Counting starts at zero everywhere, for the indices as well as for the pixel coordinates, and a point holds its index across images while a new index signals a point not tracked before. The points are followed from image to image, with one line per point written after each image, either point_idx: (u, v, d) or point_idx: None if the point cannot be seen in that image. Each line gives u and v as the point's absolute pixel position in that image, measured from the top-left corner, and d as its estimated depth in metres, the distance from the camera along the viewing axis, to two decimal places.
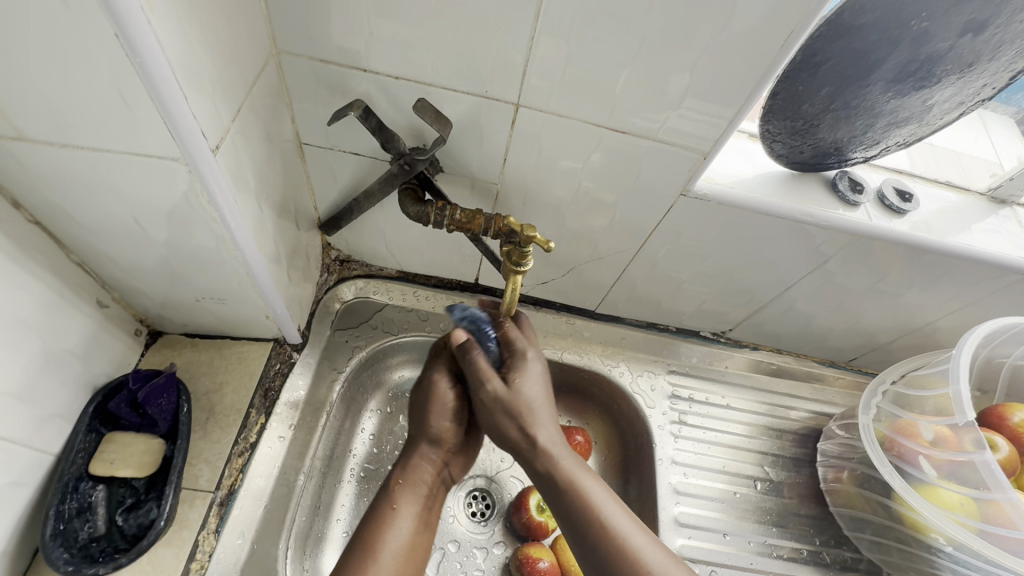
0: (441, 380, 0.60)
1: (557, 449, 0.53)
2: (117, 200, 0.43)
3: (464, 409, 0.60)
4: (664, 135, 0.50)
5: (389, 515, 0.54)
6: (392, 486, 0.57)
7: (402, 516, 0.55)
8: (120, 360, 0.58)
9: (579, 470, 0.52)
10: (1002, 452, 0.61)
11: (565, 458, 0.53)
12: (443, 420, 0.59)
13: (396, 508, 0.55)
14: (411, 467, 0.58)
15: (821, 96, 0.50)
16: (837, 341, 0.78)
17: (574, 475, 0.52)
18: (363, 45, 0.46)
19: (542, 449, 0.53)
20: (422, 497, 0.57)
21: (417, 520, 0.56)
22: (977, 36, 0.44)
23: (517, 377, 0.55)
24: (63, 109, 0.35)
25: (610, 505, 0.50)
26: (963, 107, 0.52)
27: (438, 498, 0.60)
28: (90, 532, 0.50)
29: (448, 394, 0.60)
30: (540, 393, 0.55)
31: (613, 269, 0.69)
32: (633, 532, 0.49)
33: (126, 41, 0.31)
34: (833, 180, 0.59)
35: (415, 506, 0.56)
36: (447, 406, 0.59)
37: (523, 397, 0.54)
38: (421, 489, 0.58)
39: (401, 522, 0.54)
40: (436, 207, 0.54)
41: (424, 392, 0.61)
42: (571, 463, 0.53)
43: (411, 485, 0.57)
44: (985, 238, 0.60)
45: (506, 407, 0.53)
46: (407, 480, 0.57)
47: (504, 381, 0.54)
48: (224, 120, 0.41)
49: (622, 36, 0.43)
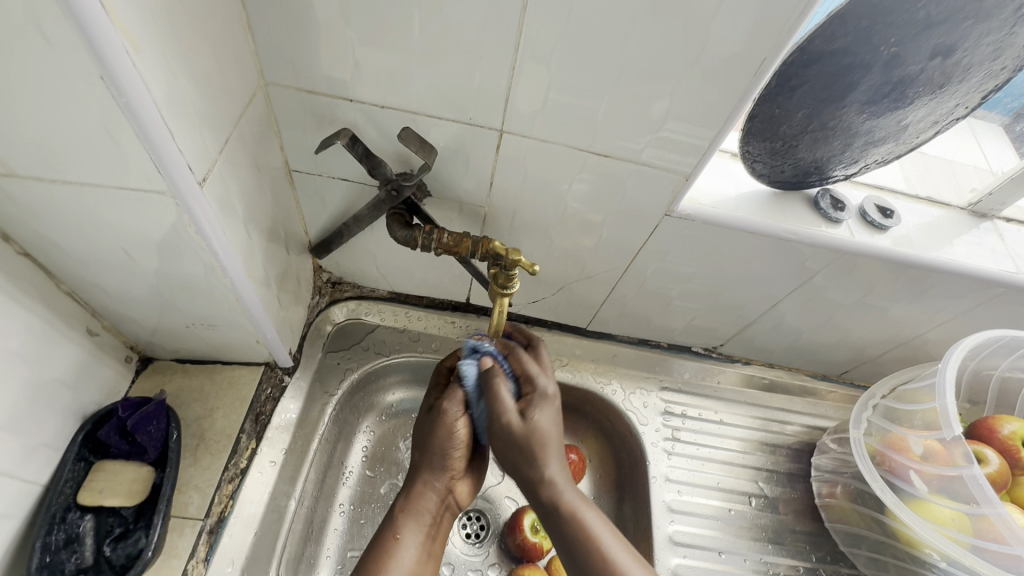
0: (451, 408, 0.58)
1: (563, 483, 0.53)
2: (106, 231, 0.43)
3: (465, 442, 0.59)
4: (646, 158, 0.51)
5: (392, 544, 0.54)
6: (394, 515, 0.56)
7: (406, 545, 0.54)
8: (109, 387, 0.58)
9: (580, 502, 0.52)
10: (992, 465, 0.61)
11: (568, 491, 0.53)
12: (450, 449, 0.58)
13: (400, 536, 0.55)
14: (415, 496, 0.58)
15: (798, 118, 0.51)
16: (827, 355, 0.78)
17: (576, 508, 0.51)
18: (349, 75, 0.47)
19: (548, 483, 0.52)
20: (425, 526, 0.56)
21: (420, 550, 0.55)
22: (946, 59, 0.46)
23: (535, 410, 0.54)
24: (51, 146, 0.36)
25: (609, 539, 0.50)
26: (938, 126, 0.53)
27: (442, 525, 0.59)
28: (77, 563, 0.50)
29: (458, 425, 0.58)
30: (553, 427, 0.55)
31: (603, 287, 0.69)
32: (621, 554, 0.48)
33: (112, 82, 0.31)
34: (815, 198, 0.60)
35: (418, 534, 0.55)
36: (455, 437, 0.58)
37: (539, 432, 0.53)
38: (425, 518, 0.57)
39: (404, 552, 0.54)
40: (424, 230, 0.54)
41: (429, 422, 0.59)
42: (573, 496, 0.52)
43: (415, 514, 0.56)
44: (967, 252, 0.61)
45: (517, 441, 0.53)
46: (408, 509, 0.57)
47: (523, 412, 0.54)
48: (212, 152, 0.41)
49: (602, 65, 0.44)
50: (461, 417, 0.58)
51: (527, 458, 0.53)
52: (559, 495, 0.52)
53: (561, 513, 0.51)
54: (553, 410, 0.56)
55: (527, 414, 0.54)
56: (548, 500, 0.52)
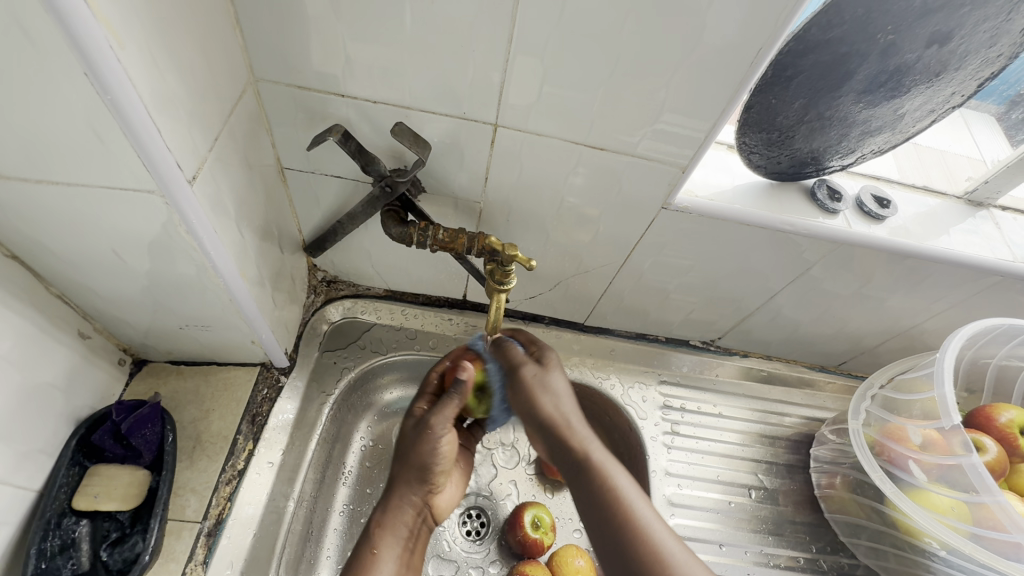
0: (439, 425, 0.57)
1: (587, 436, 0.52)
2: (94, 231, 0.42)
3: (447, 457, 0.58)
4: (642, 151, 0.51)
5: (370, 560, 0.52)
6: (372, 530, 0.55)
7: (383, 560, 0.53)
8: (103, 390, 0.57)
9: (608, 459, 0.50)
10: (990, 453, 0.61)
11: (593, 443, 0.51)
12: (430, 465, 0.57)
13: (377, 551, 0.53)
14: (392, 509, 0.56)
15: (795, 108, 0.50)
16: (825, 346, 0.78)
17: (603, 462, 0.49)
18: (340, 70, 0.46)
19: (572, 429, 0.52)
20: (403, 539, 0.56)
21: (399, 563, 0.54)
22: (943, 46, 0.45)
23: (550, 365, 0.57)
24: (38, 145, 0.35)
25: (632, 493, 0.47)
26: (934, 114, 0.53)
27: (419, 539, 0.58)
28: (73, 569, 0.49)
29: (441, 442, 0.57)
30: (566, 390, 0.56)
31: (600, 281, 0.69)
32: (656, 521, 0.44)
33: (96, 78, 0.31)
34: (812, 189, 0.60)
35: (397, 549, 0.54)
36: (438, 453, 0.57)
37: (553, 387, 0.56)
38: (403, 531, 0.56)
39: (383, 565, 0.53)
40: (418, 227, 0.54)
41: (416, 435, 0.58)
42: (599, 452, 0.50)
43: (393, 528, 0.55)
44: (964, 241, 0.61)
45: (537, 385, 0.55)
46: (387, 523, 0.55)
47: (537, 368, 0.57)
48: (201, 150, 0.41)
49: (597, 57, 0.43)
50: (446, 436, 0.57)
51: (547, 405, 0.54)
52: (585, 442, 0.51)
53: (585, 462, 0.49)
54: (566, 389, 0.56)
55: (540, 364, 0.58)
56: (574, 449, 0.51)
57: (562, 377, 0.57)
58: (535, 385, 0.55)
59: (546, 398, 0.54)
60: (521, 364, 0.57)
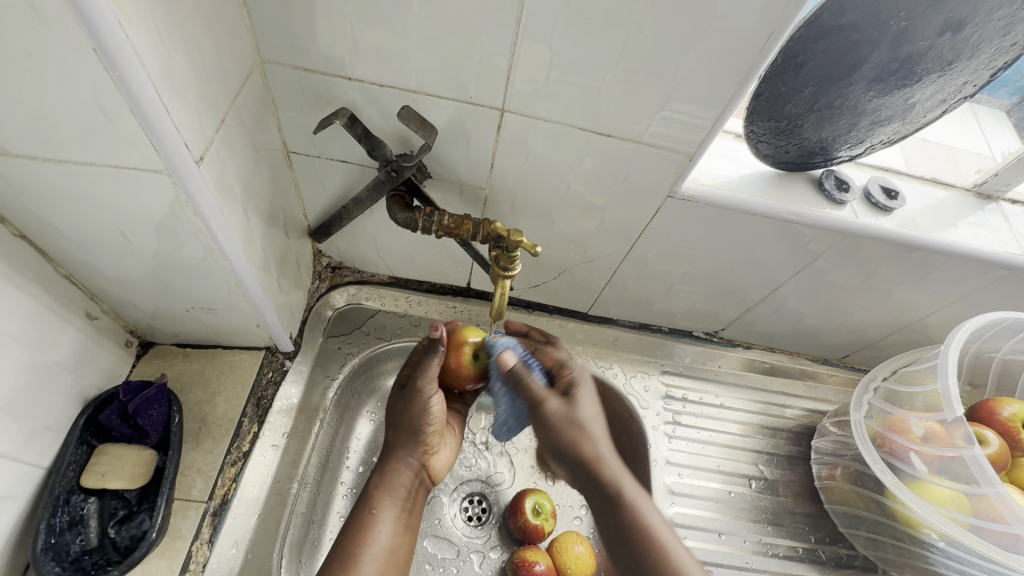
0: (427, 387, 0.62)
1: (615, 464, 0.61)
2: (100, 210, 0.43)
3: (440, 416, 0.64)
4: (649, 138, 0.50)
5: (369, 520, 0.59)
6: (372, 493, 0.61)
7: (381, 519, 0.59)
8: (110, 371, 0.58)
9: (638, 493, 0.59)
10: (993, 446, 0.61)
11: (626, 476, 0.60)
12: (424, 424, 0.62)
13: (376, 512, 0.59)
14: (391, 471, 0.62)
15: (804, 96, 0.50)
16: (829, 338, 0.78)
17: (632, 492, 0.59)
18: (347, 53, 0.46)
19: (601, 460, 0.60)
20: (401, 500, 0.61)
21: (397, 522, 0.60)
22: (956, 34, 0.45)
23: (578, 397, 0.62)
24: (47, 121, 0.35)
25: (662, 529, 0.57)
26: (945, 105, 0.52)
27: (417, 500, 0.63)
28: (82, 545, 0.50)
29: (432, 401, 0.62)
30: (592, 412, 0.63)
31: (604, 270, 0.69)
32: (683, 554, 0.55)
33: (105, 55, 0.31)
34: (819, 178, 0.60)
35: (393, 509, 0.60)
36: (429, 411, 0.62)
37: (579, 415, 0.62)
38: (400, 493, 0.62)
39: (381, 526, 0.59)
40: (424, 213, 0.54)
41: (406, 398, 0.64)
42: (632, 486, 0.60)
43: (390, 491, 0.61)
44: (971, 233, 0.61)
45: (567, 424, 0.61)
46: (384, 486, 0.61)
47: (561, 402, 0.62)
48: (208, 131, 0.41)
49: (604, 42, 0.43)
50: (435, 395, 0.62)
51: (582, 445, 0.61)
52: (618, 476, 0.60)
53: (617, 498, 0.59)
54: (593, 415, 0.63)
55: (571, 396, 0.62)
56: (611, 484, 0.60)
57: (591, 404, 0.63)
58: (555, 415, 0.61)
59: (577, 437, 0.61)
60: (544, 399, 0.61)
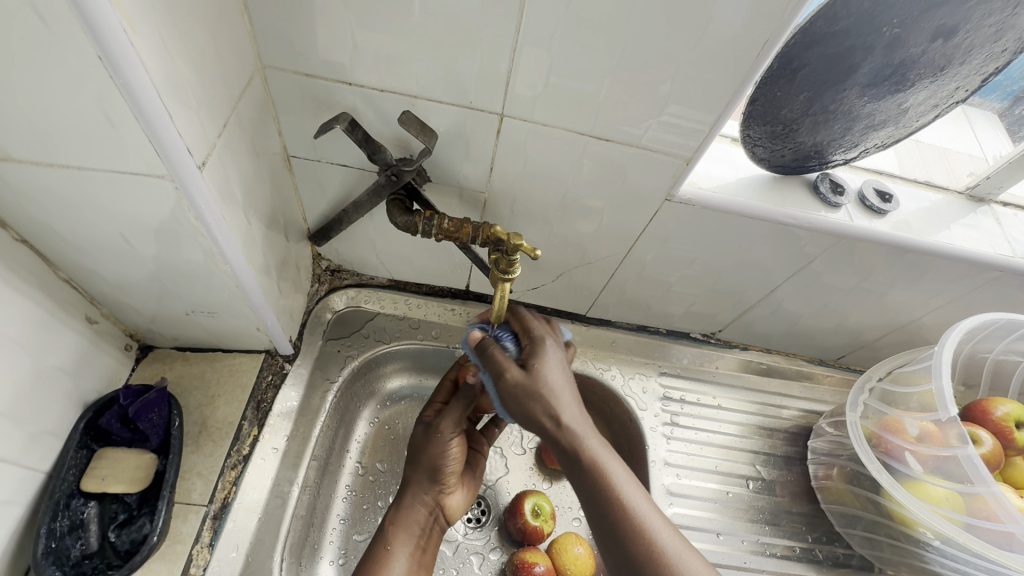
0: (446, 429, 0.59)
1: (584, 429, 0.47)
2: (102, 215, 0.43)
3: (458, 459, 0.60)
4: (647, 142, 0.51)
5: (383, 557, 0.54)
6: (387, 528, 0.57)
7: (396, 557, 0.55)
8: (109, 375, 0.58)
9: (602, 450, 0.47)
10: (986, 445, 0.62)
11: (591, 438, 0.47)
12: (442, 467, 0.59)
13: (391, 549, 0.55)
14: (404, 508, 0.58)
15: (800, 101, 0.51)
16: (824, 339, 0.79)
17: (599, 457, 0.46)
18: (348, 58, 0.46)
19: (567, 429, 0.47)
20: (416, 538, 0.57)
21: (412, 561, 0.56)
22: (948, 40, 0.45)
23: (539, 364, 0.49)
24: (50, 127, 0.35)
25: (629, 486, 0.45)
26: (938, 109, 0.53)
27: (432, 537, 0.59)
28: (83, 549, 0.50)
29: (451, 444, 0.59)
30: (563, 378, 0.49)
31: (602, 272, 0.69)
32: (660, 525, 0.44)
33: (110, 62, 0.31)
34: (814, 182, 0.60)
35: (409, 547, 0.56)
36: (447, 455, 0.59)
37: (543, 382, 0.48)
38: (415, 530, 0.57)
39: (395, 563, 0.54)
40: (424, 217, 0.54)
41: (425, 436, 0.60)
42: (595, 443, 0.47)
43: (406, 527, 0.57)
44: (964, 235, 0.62)
45: (526, 391, 0.48)
46: (399, 522, 0.57)
47: (522, 371, 0.49)
48: (210, 136, 0.41)
49: (602, 48, 0.44)
50: (454, 437, 0.60)
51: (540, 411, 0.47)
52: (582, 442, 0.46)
53: (582, 461, 0.46)
54: (561, 371, 0.50)
55: (530, 366, 0.49)
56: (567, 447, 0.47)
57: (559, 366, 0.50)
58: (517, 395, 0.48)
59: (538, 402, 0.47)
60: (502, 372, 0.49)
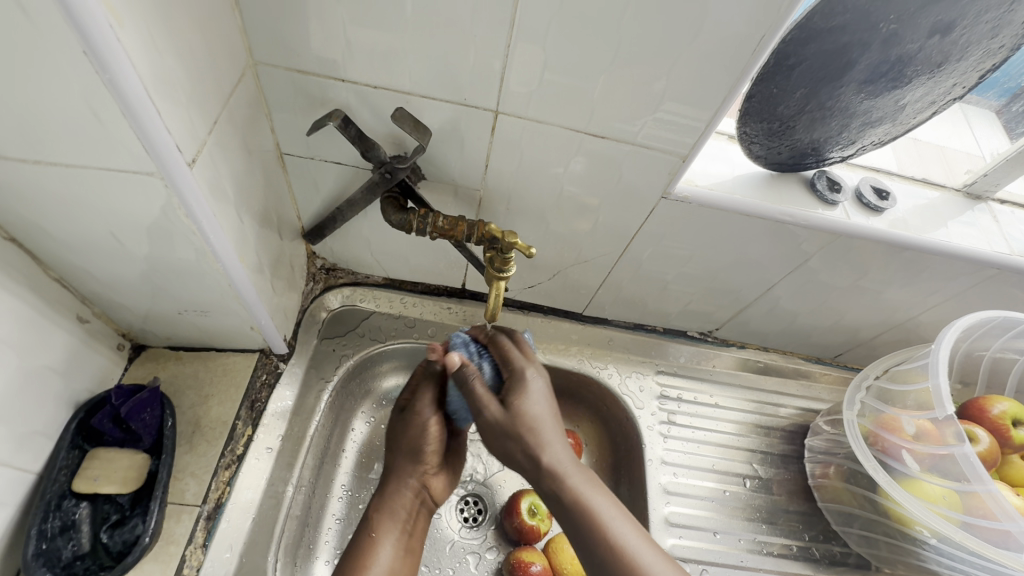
0: (424, 407, 0.58)
1: (564, 467, 0.51)
2: (91, 212, 0.42)
3: (438, 439, 0.59)
4: (643, 139, 0.51)
5: (369, 545, 0.54)
6: (371, 515, 0.57)
7: (381, 544, 0.55)
8: (102, 374, 0.58)
9: (586, 486, 0.50)
10: (982, 444, 0.62)
11: (573, 474, 0.50)
12: (422, 447, 0.58)
13: (376, 536, 0.55)
14: (388, 494, 0.58)
15: (796, 97, 0.50)
16: (821, 338, 0.79)
17: (582, 493, 0.50)
18: (340, 55, 0.46)
19: (549, 469, 0.50)
20: (401, 523, 0.57)
21: (398, 546, 0.56)
22: (945, 37, 0.45)
23: (517, 399, 0.52)
24: (37, 123, 0.35)
25: (614, 519, 0.49)
26: (935, 106, 0.53)
27: (419, 521, 0.59)
28: (74, 550, 0.50)
29: (430, 424, 0.58)
30: (541, 414, 0.52)
31: (599, 271, 0.69)
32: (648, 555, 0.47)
33: (95, 57, 0.30)
34: (811, 179, 0.60)
35: (394, 532, 0.56)
36: (426, 435, 0.58)
37: (524, 421, 0.51)
38: (401, 514, 0.57)
39: (382, 550, 0.54)
40: (418, 214, 0.54)
41: (403, 421, 0.59)
42: (578, 479, 0.50)
43: (390, 513, 0.57)
44: (961, 233, 0.61)
45: (507, 432, 0.51)
46: (383, 508, 0.57)
47: (501, 407, 0.51)
48: (201, 133, 0.41)
49: (597, 44, 0.43)
50: (431, 417, 0.58)
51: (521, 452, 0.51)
52: (564, 480, 0.50)
53: (566, 499, 0.49)
54: (539, 408, 0.52)
55: (508, 401, 0.52)
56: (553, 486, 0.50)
57: (534, 407, 0.52)
58: (501, 434, 0.51)
59: (517, 445, 0.51)
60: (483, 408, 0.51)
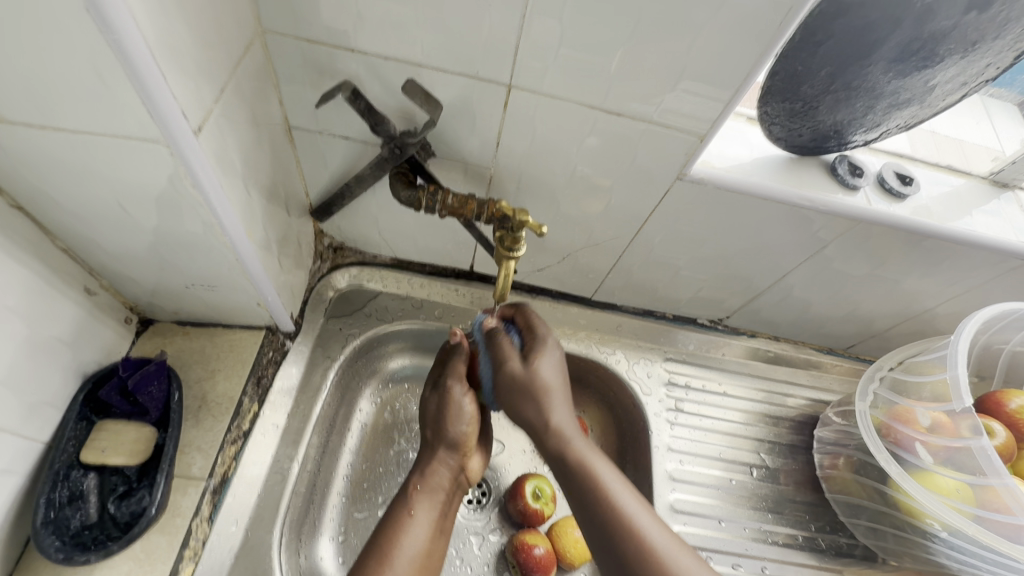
0: (456, 388, 0.59)
1: (569, 431, 0.54)
2: (98, 181, 0.42)
3: (474, 420, 0.60)
4: (660, 117, 0.49)
5: (407, 521, 0.53)
6: (409, 492, 0.56)
7: (419, 522, 0.53)
8: (109, 347, 0.58)
9: (590, 452, 0.53)
10: (999, 438, 0.61)
11: (578, 440, 0.54)
12: (460, 428, 0.59)
13: (414, 512, 0.54)
14: (428, 473, 0.57)
15: (821, 77, 0.49)
16: (834, 328, 0.77)
17: (586, 458, 0.52)
18: (351, 25, 0.45)
19: (556, 430, 0.54)
20: (439, 502, 0.56)
21: (434, 526, 0.54)
22: (982, 13, 0.43)
23: (538, 360, 0.55)
24: (42, 87, 0.34)
25: (620, 492, 0.50)
26: (966, 88, 0.51)
27: (454, 502, 0.59)
28: (82, 519, 0.50)
29: (463, 404, 0.59)
30: (557, 379, 0.55)
31: (610, 254, 0.68)
32: (651, 528, 0.48)
33: (98, 15, 0.29)
34: (832, 164, 0.58)
35: (432, 511, 0.55)
36: (462, 415, 0.59)
37: (541, 381, 0.54)
38: (439, 494, 0.57)
39: (419, 527, 0.53)
40: (428, 191, 0.53)
41: (436, 399, 0.60)
42: (582, 445, 0.53)
43: (429, 492, 0.56)
44: (986, 222, 0.59)
45: (521, 388, 0.54)
46: (422, 486, 0.56)
47: (523, 364, 0.55)
48: (207, 101, 0.40)
49: (616, 17, 0.42)
50: (465, 398, 0.59)
51: (540, 410, 0.54)
52: (569, 441, 0.53)
53: (569, 460, 0.53)
54: (556, 374, 0.56)
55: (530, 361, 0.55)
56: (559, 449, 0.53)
57: (553, 365, 0.56)
58: (523, 391, 0.54)
59: (531, 400, 0.54)
60: (506, 361, 0.56)
